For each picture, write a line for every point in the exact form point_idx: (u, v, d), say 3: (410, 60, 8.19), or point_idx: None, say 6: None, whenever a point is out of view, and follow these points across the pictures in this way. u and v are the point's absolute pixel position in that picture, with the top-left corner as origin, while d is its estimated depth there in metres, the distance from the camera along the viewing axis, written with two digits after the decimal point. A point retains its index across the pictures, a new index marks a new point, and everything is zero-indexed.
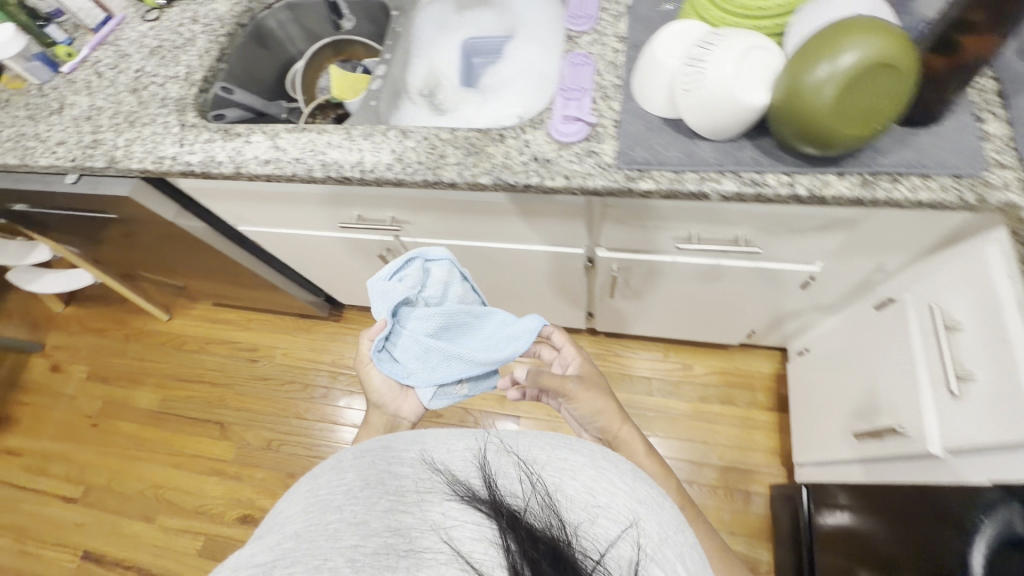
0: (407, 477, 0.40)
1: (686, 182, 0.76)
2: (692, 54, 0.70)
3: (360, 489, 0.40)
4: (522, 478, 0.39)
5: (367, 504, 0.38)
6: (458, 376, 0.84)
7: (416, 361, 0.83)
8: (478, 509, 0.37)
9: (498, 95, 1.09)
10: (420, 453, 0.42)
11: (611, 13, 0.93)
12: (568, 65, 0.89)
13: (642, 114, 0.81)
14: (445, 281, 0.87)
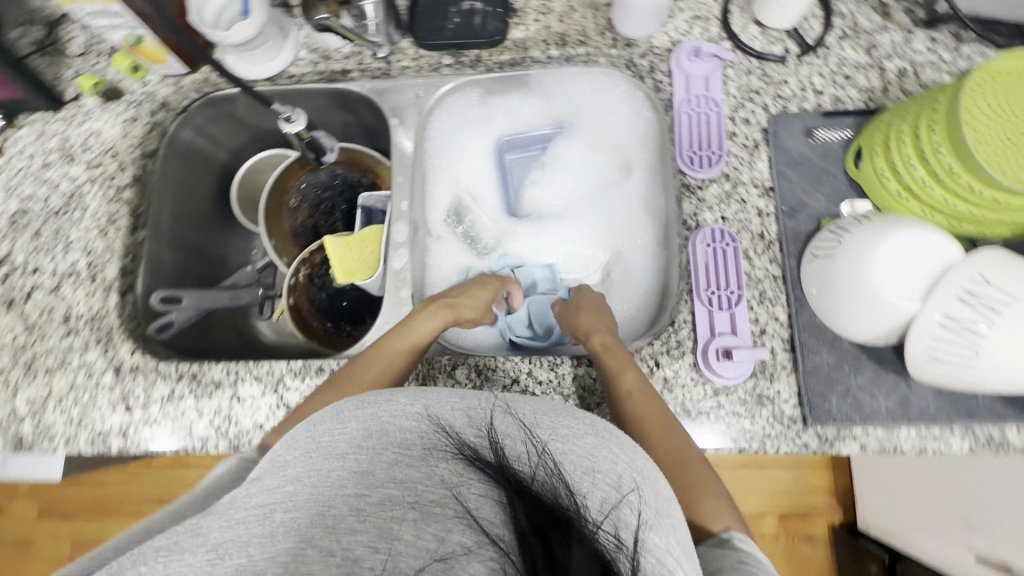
0: (382, 452, 0.37)
1: (902, 444, 0.56)
2: (952, 315, 0.48)
3: (361, 435, 0.38)
4: (519, 427, 0.37)
5: (363, 447, 0.37)
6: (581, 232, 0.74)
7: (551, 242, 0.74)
8: (454, 456, 0.36)
9: (568, 245, 0.74)
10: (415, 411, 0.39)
11: (742, 144, 0.65)
12: (703, 247, 0.62)
13: (830, 339, 0.58)
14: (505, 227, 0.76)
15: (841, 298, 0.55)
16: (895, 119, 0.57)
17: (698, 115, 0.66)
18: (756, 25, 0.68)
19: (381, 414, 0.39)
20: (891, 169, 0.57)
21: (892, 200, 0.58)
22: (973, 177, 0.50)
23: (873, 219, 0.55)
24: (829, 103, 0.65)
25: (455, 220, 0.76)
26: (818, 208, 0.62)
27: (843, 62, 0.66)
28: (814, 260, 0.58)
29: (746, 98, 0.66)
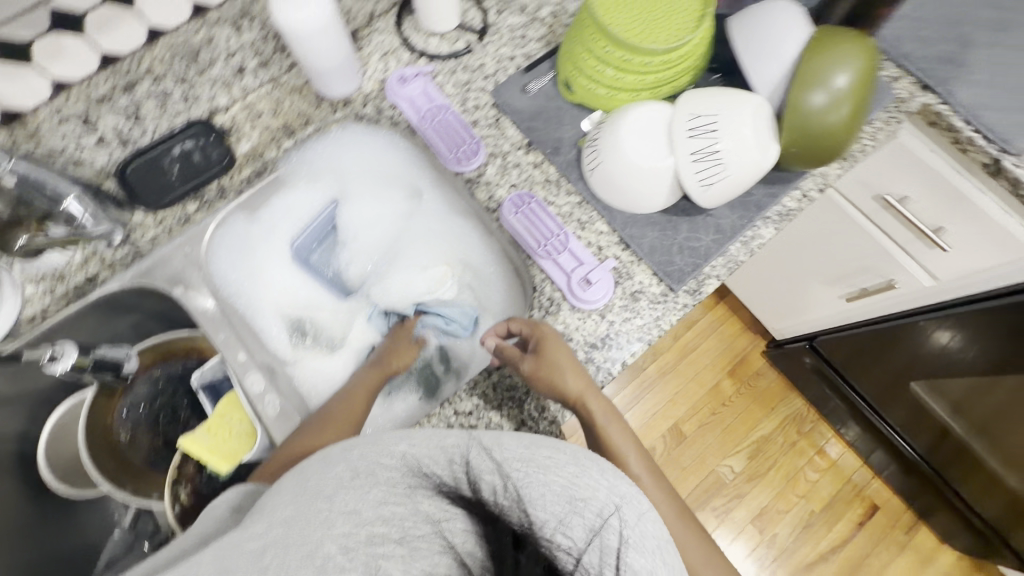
0: (362, 492, 0.38)
1: (739, 257, 0.68)
2: (697, 149, 0.59)
3: (348, 473, 0.39)
4: (493, 467, 0.38)
5: (342, 492, 0.38)
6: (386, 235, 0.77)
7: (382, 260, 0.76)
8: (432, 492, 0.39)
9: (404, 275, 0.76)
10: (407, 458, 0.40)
11: (487, 125, 0.73)
12: (515, 215, 0.69)
13: (645, 220, 0.68)
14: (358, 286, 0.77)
15: (624, 186, 0.64)
16: (569, 46, 0.69)
17: (437, 122, 0.72)
18: (433, 34, 0.76)
19: (374, 461, 0.40)
20: (590, 80, 0.68)
21: (607, 101, 0.69)
22: (634, 53, 0.62)
23: (606, 120, 0.65)
24: (524, 60, 0.76)
25: (297, 333, 0.74)
26: (570, 135, 0.71)
27: (512, 27, 0.78)
28: (590, 173, 0.67)
29: (464, 91, 0.74)
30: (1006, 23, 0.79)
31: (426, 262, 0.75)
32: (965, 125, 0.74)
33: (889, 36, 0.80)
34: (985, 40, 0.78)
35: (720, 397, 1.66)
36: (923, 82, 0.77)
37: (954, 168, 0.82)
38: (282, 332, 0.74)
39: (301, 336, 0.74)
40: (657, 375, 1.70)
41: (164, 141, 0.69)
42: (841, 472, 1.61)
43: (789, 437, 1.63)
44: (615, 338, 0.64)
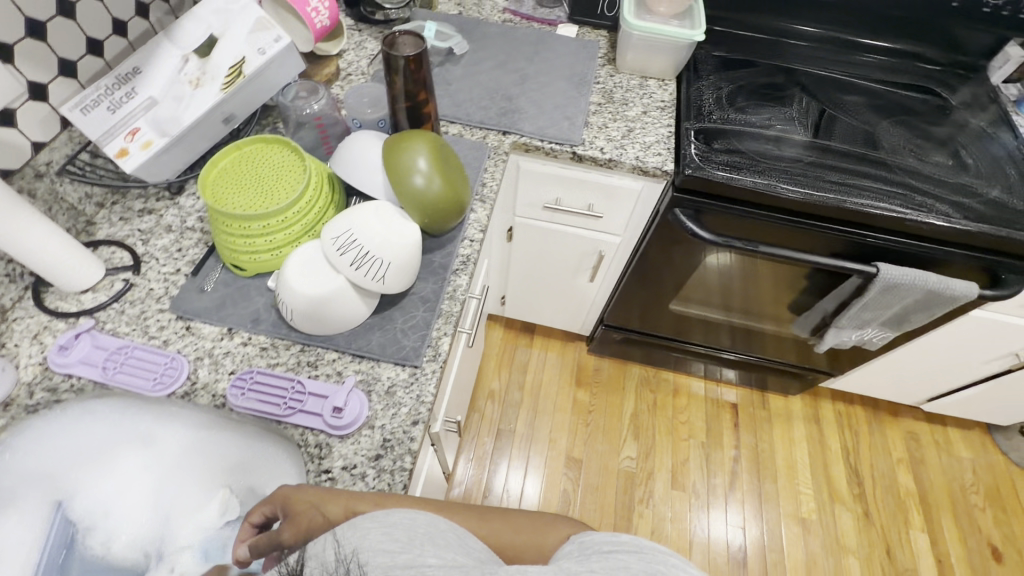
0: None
1: (452, 310, 0.80)
2: (352, 259, 0.69)
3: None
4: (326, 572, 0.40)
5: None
6: (113, 485, 0.67)
7: (127, 509, 0.66)
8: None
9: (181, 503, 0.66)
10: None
11: (179, 337, 0.73)
12: (244, 396, 0.69)
13: (362, 328, 0.75)
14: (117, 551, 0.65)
15: (321, 316, 0.71)
16: (217, 237, 0.76)
17: (125, 364, 0.70)
18: (83, 291, 0.76)
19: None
20: (249, 253, 0.75)
21: (277, 259, 0.77)
22: (264, 219, 0.73)
23: (278, 274, 0.73)
24: (190, 266, 0.80)
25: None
26: (263, 302, 0.77)
27: (163, 247, 0.81)
28: (292, 322, 0.72)
29: (141, 321, 0.74)
30: (526, 79, 1.15)
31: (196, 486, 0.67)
32: (544, 143, 1.06)
33: (464, 113, 1.06)
34: (520, 93, 1.12)
35: (584, 408, 1.80)
36: (502, 131, 1.05)
37: (562, 167, 1.13)
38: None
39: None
40: (528, 428, 1.76)
41: None
42: (699, 398, 1.86)
43: (650, 400, 1.84)
44: (392, 436, 0.68)
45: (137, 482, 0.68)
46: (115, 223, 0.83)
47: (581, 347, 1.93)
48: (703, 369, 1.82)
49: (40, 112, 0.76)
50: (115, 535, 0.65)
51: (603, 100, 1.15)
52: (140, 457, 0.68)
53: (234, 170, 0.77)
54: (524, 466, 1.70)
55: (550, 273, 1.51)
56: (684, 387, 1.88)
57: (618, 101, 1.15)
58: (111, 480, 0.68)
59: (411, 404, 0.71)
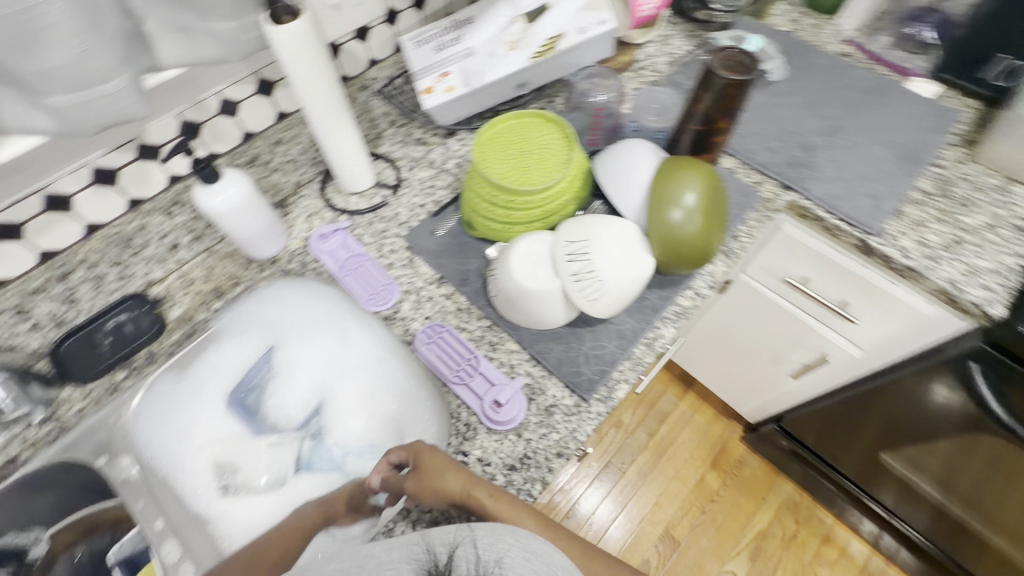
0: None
1: (644, 358, 0.72)
2: (576, 271, 0.66)
3: (347, 567, 0.46)
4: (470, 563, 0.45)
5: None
6: (307, 351, 0.66)
7: (312, 383, 0.65)
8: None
9: (355, 401, 0.63)
10: (404, 556, 0.46)
11: (401, 266, 0.80)
12: (429, 347, 0.73)
13: (550, 334, 0.73)
14: (289, 416, 0.63)
15: (523, 309, 0.70)
16: (466, 193, 0.80)
17: (356, 270, 0.80)
18: (352, 194, 0.87)
19: (371, 554, 0.47)
20: (486, 219, 0.77)
21: (505, 234, 0.78)
22: (513, 194, 0.72)
23: (502, 251, 0.73)
24: (433, 206, 0.86)
25: (226, 487, 0.61)
26: (476, 267, 0.79)
27: (420, 180, 0.89)
28: (495, 300, 0.73)
29: (381, 238, 0.83)
30: (839, 132, 0.95)
31: (364, 398, 0.63)
32: (828, 215, 0.87)
33: (745, 148, 0.93)
34: (825, 146, 0.93)
35: (709, 492, 1.59)
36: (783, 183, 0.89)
37: (834, 250, 0.92)
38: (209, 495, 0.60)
39: (227, 494, 0.60)
40: (639, 477, 1.62)
41: (99, 317, 0.73)
42: (852, 561, 1.50)
43: (789, 528, 1.54)
44: (533, 454, 0.65)
45: (329, 360, 0.65)
46: (395, 143, 0.93)
47: (734, 428, 1.68)
48: (878, 537, 1.44)
49: (385, 33, 0.87)
50: (290, 398, 0.63)
51: (933, 190, 0.88)
52: (338, 338, 0.68)
53: (507, 136, 0.78)
54: (619, 513, 1.57)
55: (742, 348, 1.30)
56: (839, 538, 1.53)
57: (955, 199, 0.87)
58: (308, 346, 0.67)
59: (564, 433, 0.67)
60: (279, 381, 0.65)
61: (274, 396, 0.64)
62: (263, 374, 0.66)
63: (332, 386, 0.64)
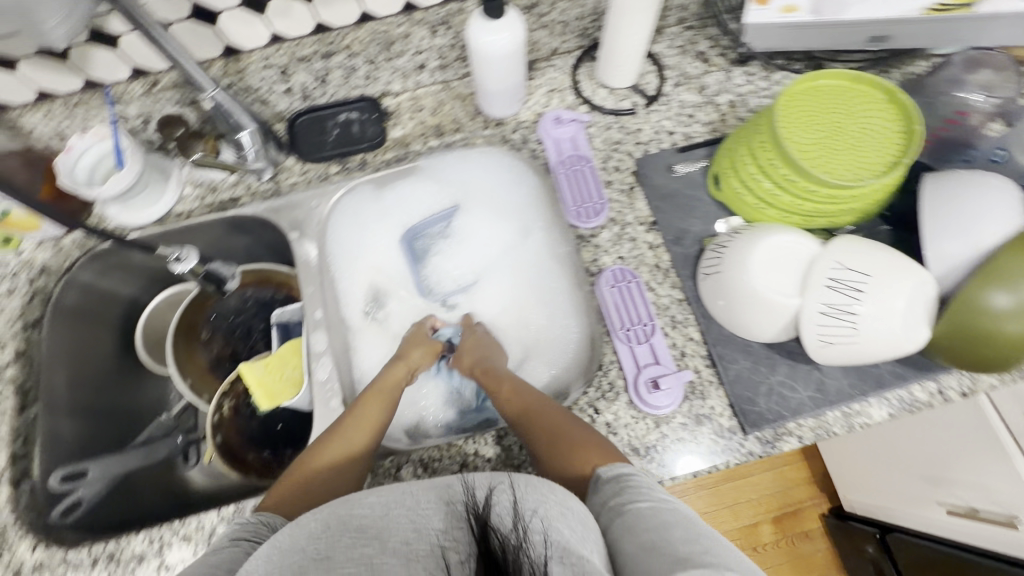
0: (399, 532, 0.42)
1: (834, 426, 0.60)
2: (829, 302, 0.53)
3: (384, 502, 0.44)
4: (511, 510, 0.43)
5: (380, 511, 0.44)
6: (478, 229, 0.77)
7: (473, 256, 0.77)
8: (470, 524, 0.42)
9: (500, 289, 0.76)
10: (441, 497, 0.45)
11: (619, 190, 0.71)
12: (610, 288, 0.66)
13: (743, 344, 0.62)
14: (446, 273, 0.76)
15: (735, 305, 0.59)
16: (734, 144, 0.65)
17: (573, 172, 0.72)
18: (604, 87, 0.76)
19: (408, 490, 0.46)
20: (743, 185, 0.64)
21: (752, 210, 0.65)
22: (798, 173, 0.58)
23: (743, 231, 0.61)
24: (681, 139, 0.73)
25: (373, 310, 0.74)
26: (698, 229, 0.68)
27: (681, 105, 0.75)
28: (706, 278, 0.63)
29: (612, 149, 0.73)
30: None
31: (508, 291, 0.75)
32: None
33: None
34: None
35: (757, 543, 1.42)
36: None
37: None
38: (360, 309, 0.74)
39: (372, 315, 0.74)
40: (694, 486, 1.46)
41: (337, 106, 0.76)
42: None
43: None
44: (662, 452, 0.59)
45: (492, 246, 0.78)
46: (675, 48, 0.78)
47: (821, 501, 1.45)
48: None
49: None
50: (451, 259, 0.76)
51: None
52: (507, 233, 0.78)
53: (823, 97, 0.60)
54: None
55: (903, 447, 1.04)
56: None
57: None
58: (480, 225, 0.77)
59: (704, 451, 0.59)
60: (446, 240, 0.77)
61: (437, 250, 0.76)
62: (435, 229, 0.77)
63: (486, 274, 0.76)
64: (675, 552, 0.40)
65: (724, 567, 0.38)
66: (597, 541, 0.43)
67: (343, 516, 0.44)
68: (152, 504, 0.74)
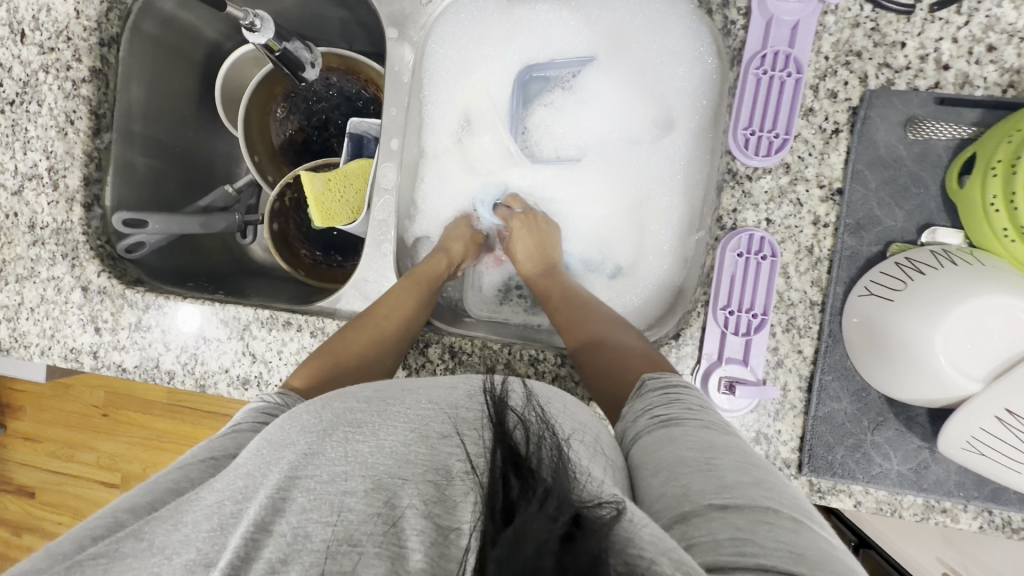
0: (394, 424, 0.33)
1: (904, 509, 0.50)
2: (1017, 409, 0.39)
3: (382, 398, 0.36)
4: (526, 398, 0.36)
5: (377, 403, 0.36)
6: (609, 94, 0.64)
7: (588, 127, 0.65)
8: (486, 411, 0.35)
9: (603, 182, 0.65)
10: (444, 398, 0.36)
11: (819, 128, 0.50)
12: (738, 254, 0.51)
13: (857, 384, 0.50)
14: (551, 131, 0.66)
15: (889, 354, 0.45)
16: None
17: (770, 77, 0.51)
18: None
19: (412, 389, 0.38)
20: (1006, 201, 0.42)
21: (992, 237, 0.45)
22: None
23: (959, 263, 0.44)
24: (954, 83, 0.48)
25: (461, 141, 0.66)
26: (890, 225, 0.49)
27: (991, 24, 0.48)
28: (872, 298, 0.47)
29: (842, 60, 0.50)
30: None
31: (607, 186, 0.65)
32: None
33: None
34: None
35: None
36: None
37: None
38: (448, 132, 0.66)
39: (460, 144, 0.66)
40: None
41: None
42: None
43: None
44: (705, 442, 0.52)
45: (618, 125, 0.64)
46: None
47: None
48: None
49: None
50: (562, 118, 0.65)
51: None
52: (645, 115, 0.63)
53: None
54: None
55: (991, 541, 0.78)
56: None
57: None
58: (615, 91, 0.63)
59: None
60: (567, 93, 0.65)
61: (549, 100, 0.66)
62: (559, 72, 0.65)
63: (595, 155, 0.65)
64: (720, 477, 0.31)
65: (771, 503, 0.30)
66: (626, 469, 0.35)
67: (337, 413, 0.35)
68: (218, 259, 0.79)
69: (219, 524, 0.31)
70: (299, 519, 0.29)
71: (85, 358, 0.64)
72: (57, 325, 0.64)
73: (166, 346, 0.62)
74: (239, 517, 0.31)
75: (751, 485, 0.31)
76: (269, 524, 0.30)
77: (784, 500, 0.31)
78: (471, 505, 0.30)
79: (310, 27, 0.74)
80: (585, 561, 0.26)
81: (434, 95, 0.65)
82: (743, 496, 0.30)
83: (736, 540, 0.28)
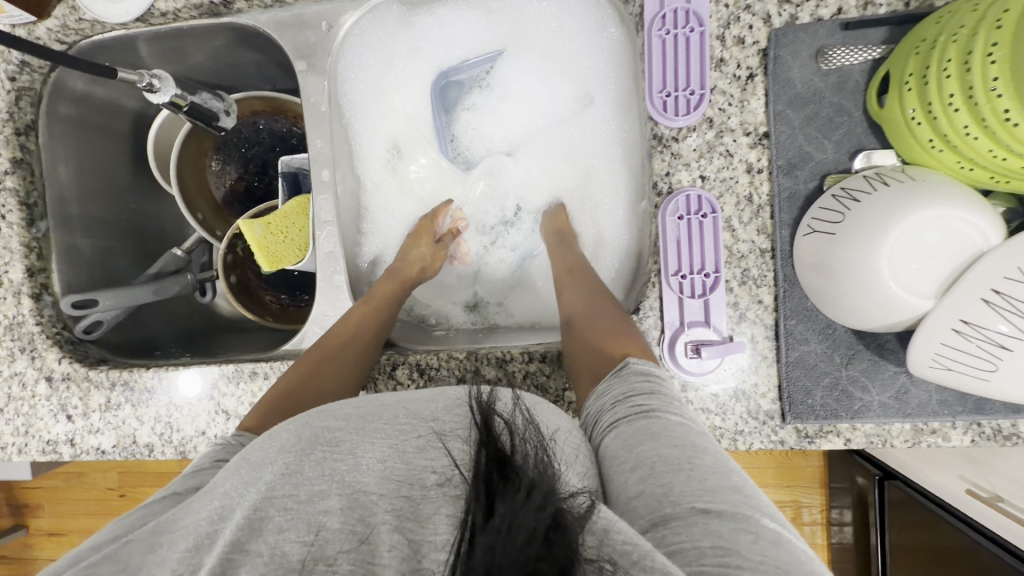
0: (375, 440, 0.32)
1: (895, 437, 0.50)
2: (972, 318, 0.38)
3: (361, 413, 0.35)
4: (512, 402, 0.35)
5: (355, 418, 0.34)
6: (524, 82, 0.64)
7: (513, 120, 0.65)
8: (470, 415, 0.34)
9: (540, 170, 0.66)
10: (422, 410, 0.35)
11: (733, 76, 0.50)
12: (680, 217, 0.51)
13: (821, 323, 0.49)
14: (479, 133, 0.67)
15: (840, 283, 0.44)
16: (942, 36, 0.41)
17: (672, 36, 0.50)
18: None
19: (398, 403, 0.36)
20: (924, 112, 0.42)
21: (920, 149, 0.44)
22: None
23: (894, 183, 0.43)
24: (856, 6, 0.48)
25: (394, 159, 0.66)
26: (821, 159, 0.49)
27: None
28: (817, 234, 0.46)
29: (742, 5, 0.49)
30: None
31: (545, 173, 0.66)
32: None
33: None
34: None
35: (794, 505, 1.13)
36: None
37: None
38: (379, 152, 0.65)
39: (393, 160, 0.66)
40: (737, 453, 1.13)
41: None
42: None
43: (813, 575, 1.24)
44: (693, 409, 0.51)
45: (540, 112, 0.64)
46: None
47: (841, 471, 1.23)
48: None
49: None
50: (485, 117, 0.66)
51: None
52: (562, 96, 0.63)
53: None
54: None
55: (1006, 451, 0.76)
56: None
57: None
58: (528, 78, 0.64)
59: (733, 427, 0.51)
60: (484, 91, 0.65)
61: (468, 101, 0.66)
62: (473, 71, 0.64)
63: (525, 145, 0.66)
64: (703, 480, 0.30)
65: (759, 510, 0.29)
66: (592, 460, 0.34)
67: (311, 426, 0.34)
68: (187, 322, 0.79)
69: (195, 541, 0.30)
70: (276, 537, 0.28)
71: (62, 449, 0.63)
72: (27, 421, 0.63)
73: (140, 421, 0.62)
74: (240, 508, 0.30)
75: (730, 490, 0.29)
76: (245, 542, 0.28)
77: (763, 508, 0.29)
78: (445, 511, 0.28)
79: (227, 76, 0.74)
80: (568, 558, 0.25)
81: (356, 118, 0.64)
82: (728, 502, 0.28)
83: (723, 561, 0.26)
